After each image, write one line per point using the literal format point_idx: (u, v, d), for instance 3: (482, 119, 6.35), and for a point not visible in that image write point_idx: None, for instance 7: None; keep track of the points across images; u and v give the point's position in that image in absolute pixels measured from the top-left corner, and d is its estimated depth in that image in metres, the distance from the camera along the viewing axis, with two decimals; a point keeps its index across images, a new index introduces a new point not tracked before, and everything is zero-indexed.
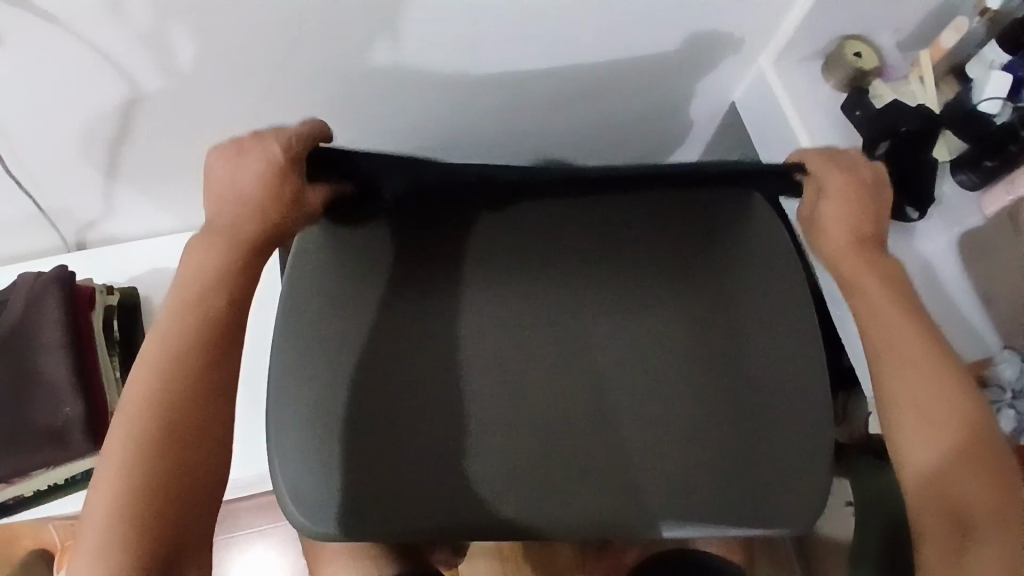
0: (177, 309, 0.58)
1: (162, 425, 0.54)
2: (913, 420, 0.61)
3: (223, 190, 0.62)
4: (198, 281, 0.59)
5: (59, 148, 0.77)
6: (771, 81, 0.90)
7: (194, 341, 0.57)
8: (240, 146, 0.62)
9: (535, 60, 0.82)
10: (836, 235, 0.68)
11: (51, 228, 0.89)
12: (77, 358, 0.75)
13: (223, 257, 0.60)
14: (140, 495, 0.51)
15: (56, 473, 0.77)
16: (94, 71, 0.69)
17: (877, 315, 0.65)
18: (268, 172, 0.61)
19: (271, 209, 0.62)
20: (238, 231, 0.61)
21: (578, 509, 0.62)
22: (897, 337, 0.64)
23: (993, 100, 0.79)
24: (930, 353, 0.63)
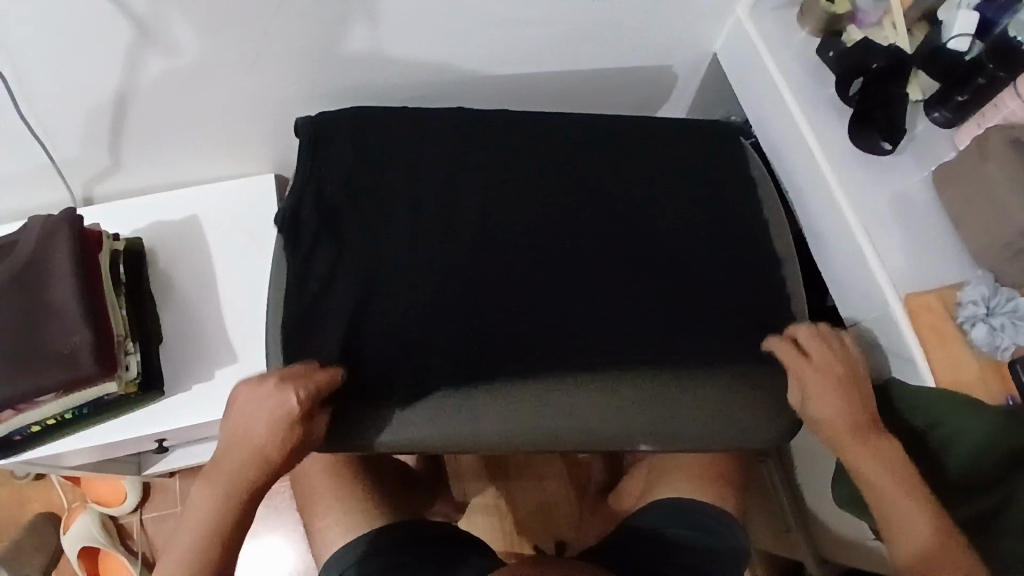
0: (199, 504, 0.72)
1: None
2: None
3: (241, 422, 0.71)
4: (202, 511, 0.72)
5: (72, 99, 0.81)
6: (747, 30, 0.93)
7: (207, 533, 0.72)
8: (267, 392, 0.71)
9: (522, 8, 0.85)
10: (835, 425, 0.75)
11: (61, 181, 0.93)
12: (86, 293, 0.78)
13: (223, 491, 0.72)
14: None
15: (62, 405, 0.79)
16: (105, 21, 0.72)
17: (890, 506, 0.72)
18: (280, 420, 0.70)
19: (277, 450, 0.71)
20: (240, 472, 0.72)
21: (576, 425, 0.77)
22: (906, 524, 0.70)
23: (962, 36, 0.81)
24: (940, 537, 0.69)
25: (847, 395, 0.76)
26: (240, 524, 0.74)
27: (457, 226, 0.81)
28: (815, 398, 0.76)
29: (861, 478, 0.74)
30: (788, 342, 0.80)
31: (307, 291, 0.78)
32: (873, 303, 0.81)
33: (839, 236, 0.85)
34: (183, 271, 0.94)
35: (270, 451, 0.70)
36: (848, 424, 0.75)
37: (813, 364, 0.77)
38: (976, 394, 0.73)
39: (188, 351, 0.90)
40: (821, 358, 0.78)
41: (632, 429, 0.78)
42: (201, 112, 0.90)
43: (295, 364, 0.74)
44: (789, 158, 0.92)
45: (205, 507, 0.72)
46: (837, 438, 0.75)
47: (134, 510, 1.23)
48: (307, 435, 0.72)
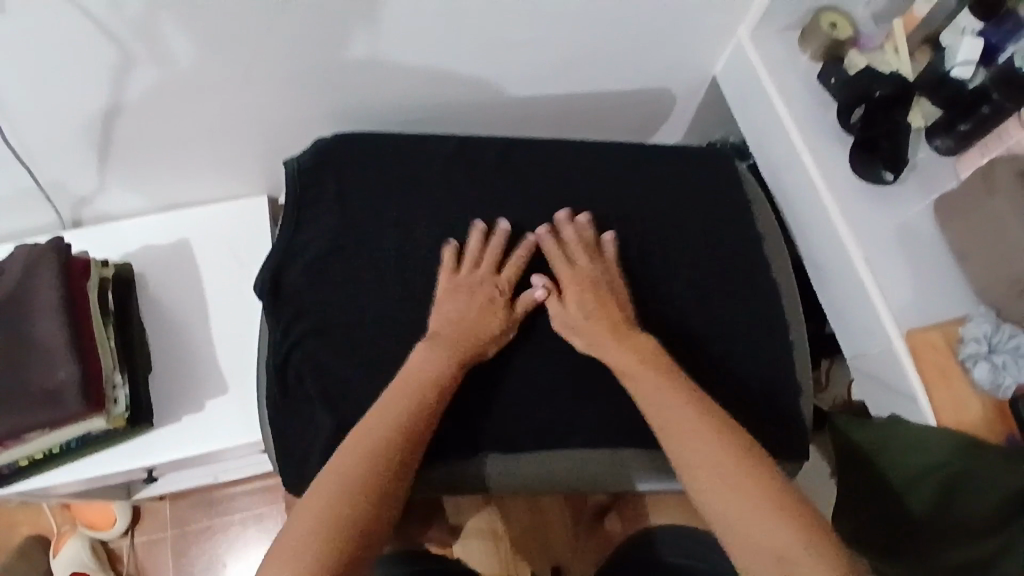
0: (413, 365, 0.71)
1: (375, 446, 0.63)
2: (722, 494, 0.61)
3: (460, 280, 0.76)
4: (415, 377, 0.69)
5: (58, 123, 0.79)
6: (748, 54, 0.92)
7: (423, 391, 0.69)
8: (473, 253, 0.78)
9: (518, 31, 0.84)
10: (601, 325, 0.74)
11: (48, 205, 0.91)
12: (71, 324, 0.76)
13: (437, 354, 0.71)
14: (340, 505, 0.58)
15: (53, 440, 0.78)
16: (93, 46, 0.71)
17: (665, 412, 0.68)
18: (477, 279, 0.77)
19: (494, 313, 0.75)
20: (445, 329, 0.73)
21: (578, 469, 0.76)
22: (659, 410, 0.68)
23: (966, 64, 0.81)
24: (713, 424, 0.66)
25: (612, 289, 0.77)
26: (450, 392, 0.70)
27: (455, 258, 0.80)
28: (620, 356, 0.73)
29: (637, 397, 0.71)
30: (566, 223, 0.81)
31: (289, 329, 0.76)
32: (874, 337, 0.80)
33: (839, 266, 0.84)
34: (173, 296, 0.93)
35: (491, 317, 0.75)
36: (609, 320, 0.75)
37: (574, 266, 0.78)
38: (977, 432, 0.73)
39: (177, 380, 0.89)
40: (584, 239, 0.80)
41: (634, 471, 0.77)
42: (193, 133, 0.88)
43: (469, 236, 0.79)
44: (790, 186, 0.91)
45: (427, 362, 0.71)
46: (651, 384, 0.70)
47: (125, 534, 1.21)
48: (520, 304, 0.77)
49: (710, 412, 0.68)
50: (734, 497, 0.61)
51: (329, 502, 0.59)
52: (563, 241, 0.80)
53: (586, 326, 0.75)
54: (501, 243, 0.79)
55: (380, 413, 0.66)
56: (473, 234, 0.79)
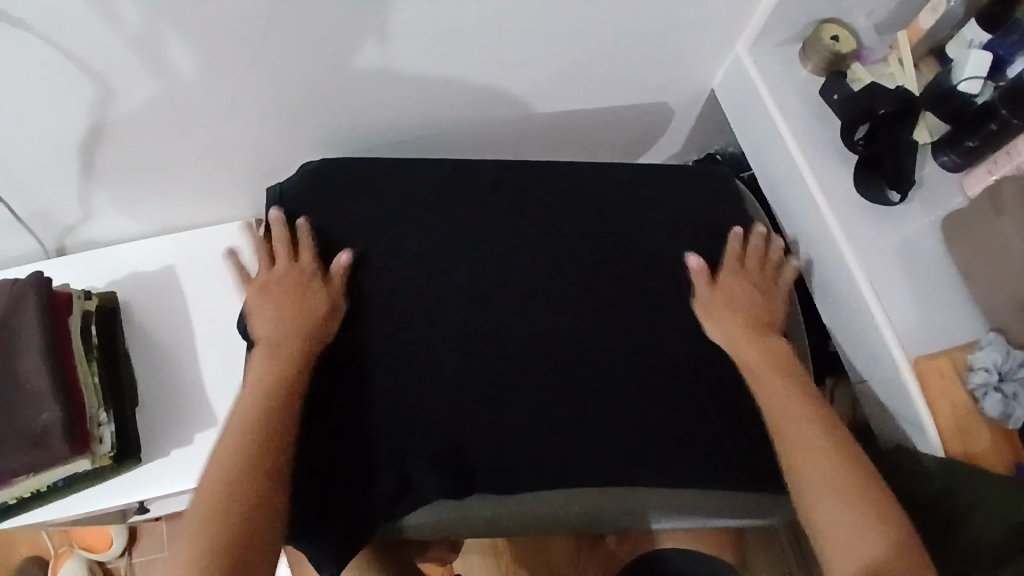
0: (265, 358, 0.70)
1: (246, 444, 0.63)
2: (827, 483, 0.65)
3: (262, 276, 0.76)
4: (262, 374, 0.69)
5: (35, 153, 0.77)
6: (747, 68, 0.89)
7: (269, 379, 0.68)
8: (266, 246, 0.77)
9: (510, 50, 0.81)
10: (755, 322, 0.77)
11: (30, 233, 0.88)
12: (54, 364, 0.74)
13: (283, 354, 0.70)
14: (213, 510, 0.59)
15: (39, 480, 0.76)
16: (67, 76, 0.68)
17: (776, 401, 0.72)
18: (293, 271, 0.75)
19: (296, 297, 0.74)
20: (267, 327, 0.73)
21: (579, 503, 0.74)
22: (780, 399, 0.72)
23: (973, 79, 0.78)
24: (811, 411, 0.71)
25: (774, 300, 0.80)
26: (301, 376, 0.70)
27: (447, 289, 0.77)
28: (753, 356, 0.76)
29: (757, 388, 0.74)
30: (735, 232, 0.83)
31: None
32: (880, 363, 0.77)
33: (843, 289, 0.82)
34: (161, 326, 0.90)
35: (311, 302, 0.73)
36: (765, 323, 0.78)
37: (743, 268, 0.81)
38: (985, 463, 0.71)
39: (166, 413, 0.87)
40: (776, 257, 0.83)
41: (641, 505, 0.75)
42: (176, 160, 0.85)
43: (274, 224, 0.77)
44: (792, 205, 0.88)
45: (275, 352, 0.70)
46: (777, 376, 0.74)
47: (122, 555, 1.19)
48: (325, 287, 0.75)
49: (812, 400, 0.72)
50: (839, 507, 0.64)
51: (203, 506, 0.59)
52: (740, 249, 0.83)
53: (730, 321, 0.77)
54: (282, 233, 0.76)
55: (248, 408, 0.66)
56: (275, 227, 0.77)
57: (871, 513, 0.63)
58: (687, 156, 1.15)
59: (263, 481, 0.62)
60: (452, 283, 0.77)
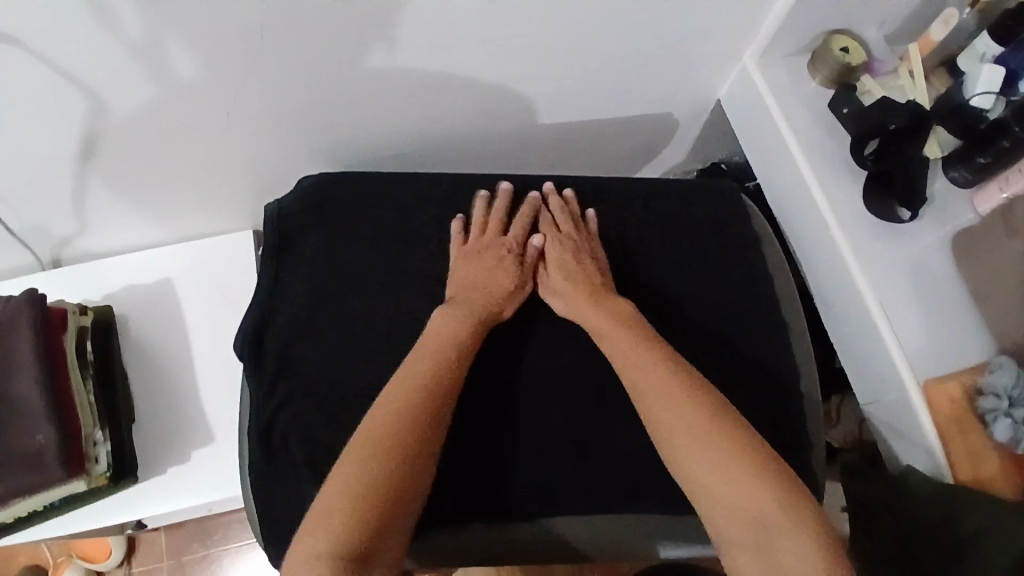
0: (432, 332, 0.70)
1: (388, 432, 0.62)
2: (710, 466, 0.61)
3: (489, 242, 0.77)
4: (435, 338, 0.70)
5: (29, 169, 0.75)
6: (754, 80, 0.87)
7: (423, 360, 0.68)
8: (496, 219, 0.79)
9: (512, 63, 0.79)
10: (461, 281, 0.75)
11: (25, 247, 0.87)
12: (49, 384, 0.73)
13: (452, 318, 0.71)
14: (348, 490, 0.58)
15: (35, 500, 0.75)
16: (61, 92, 0.67)
17: (641, 372, 0.68)
18: (516, 246, 0.78)
19: (503, 271, 0.76)
20: (471, 292, 0.74)
21: (578, 532, 0.72)
22: (650, 374, 0.67)
23: (985, 94, 0.76)
24: (692, 389, 0.66)
25: (569, 252, 0.77)
26: (463, 355, 0.70)
27: None
28: (599, 320, 0.73)
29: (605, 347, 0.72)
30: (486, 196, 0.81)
31: (270, 393, 0.72)
32: (891, 385, 0.77)
33: (851, 307, 0.80)
34: (159, 340, 0.89)
35: (509, 279, 0.76)
36: (584, 280, 0.76)
37: (473, 231, 0.78)
38: (993, 488, 0.70)
39: (165, 429, 0.86)
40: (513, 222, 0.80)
41: (643, 535, 0.72)
42: (174, 174, 0.84)
43: (473, 205, 0.80)
44: (799, 220, 0.86)
45: (454, 326, 0.71)
46: (638, 348, 0.70)
47: (121, 564, 1.19)
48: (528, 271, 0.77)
49: (689, 378, 0.67)
50: (721, 473, 0.60)
51: (344, 486, 0.58)
52: (487, 214, 0.80)
53: (573, 292, 0.75)
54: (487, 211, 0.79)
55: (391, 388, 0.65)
56: (478, 203, 0.80)
57: (779, 499, 0.58)
58: (691, 165, 1.13)
59: (403, 466, 0.60)
60: None
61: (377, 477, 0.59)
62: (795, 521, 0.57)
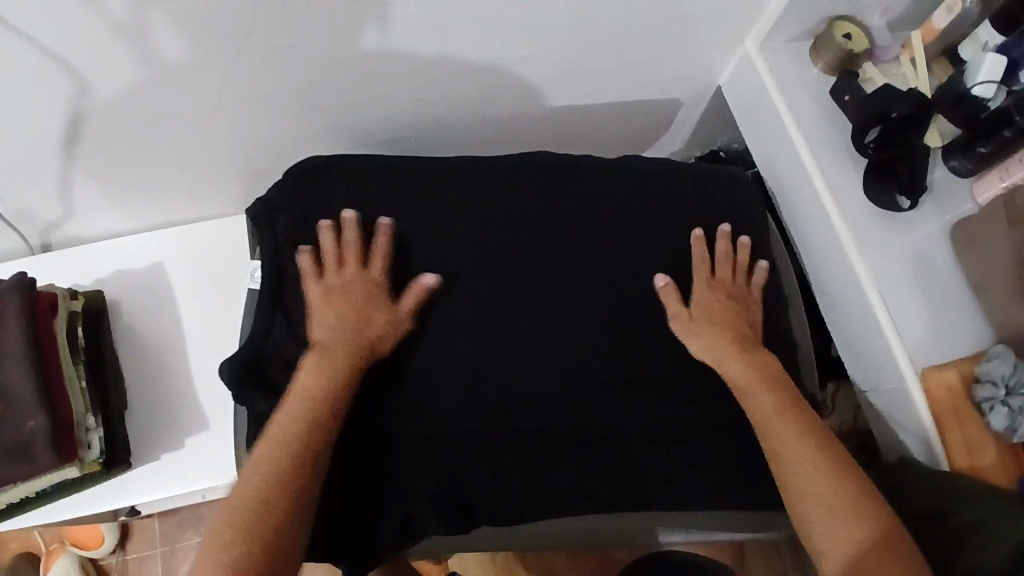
0: (309, 374, 0.69)
1: (272, 484, 0.63)
2: (817, 516, 0.65)
3: (349, 281, 0.74)
4: (312, 386, 0.68)
5: (16, 151, 0.73)
6: (757, 65, 0.86)
7: (298, 408, 0.67)
8: (355, 251, 0.75)
9: (511, 48, 0.78)
10: (326, 329, 0.71)
11: (14, 231, 0.85)
12: (39, 371, 0.72)
13: (330, 366, 0.69)
14: (230, 553, 0.60)
15: (28, 487, 0.74)
16: (49, 71, 0.65)
17: (768, 424, 0.71)
18: (372, 285, 0.74)
19: (369, 312, 0.72)
20: (337, 339, 0.71)
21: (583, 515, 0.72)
22: (778, 428, 0.70)
23: (988, 83, 0.75)
24: (818, 444, 0.69)
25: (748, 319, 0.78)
26: (340, 397, 0.68)
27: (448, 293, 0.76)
28: (745, 372, 0.74)
29: (747, 401, 0.73)
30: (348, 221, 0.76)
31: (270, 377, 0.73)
32: (887, 373, 0.77)
33: (851, 298, 0.80)
34: (151, 326, 0.88)
35: (377, 321, 0.72)
36: (735, 336, 0.76)
37: (344, 270, 0.74)
38: (989, 476, 0.71)
39: (158, 416, 0.85)
40: (382, 249, 0.75)
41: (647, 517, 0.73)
42: (165, 157, 0.82)
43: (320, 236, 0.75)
44: (798, 209, 0.86)
45: (320, 372, 0.69)
46: (764, 394, 0.72)
47: (114, 552, 1.18)
48: (393, 308, 0.73)
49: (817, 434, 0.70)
50: (833, 529, 0.64)
51: (222, 548, 0.60)
52: (344, 243, 0.75)
53: (711, 337, 0.75)
54: (333, 237, 0.75)
55: (281, 434, 0.66)
56: (324, 234, 0.75)
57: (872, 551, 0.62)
58: (689, 153, 1.13)
59: (280, 518, 0.62)
60: (452, 286, 0.76)
61: (251, 536, 0.60)
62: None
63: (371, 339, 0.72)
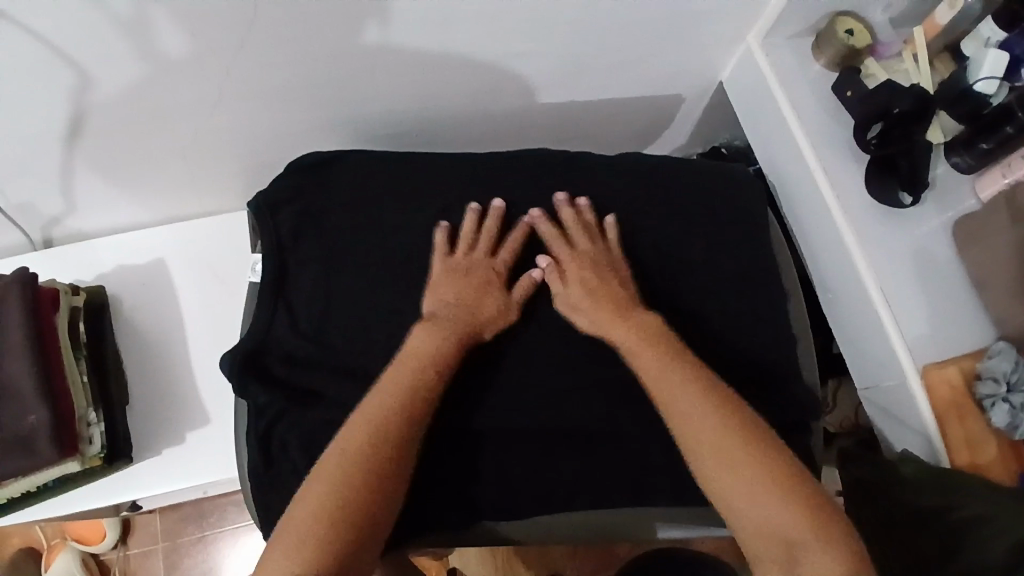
0: (416, 341, 0.69)
1: (380, 434, 0.62)
2: (725, 469, 0.60)
3: (467, 262, 0.74)
4: (422, 350, 0.68)
5: (17, 145, 0.73)
6: (759, 61, 0.86)
7: (412, 368, 0.67)
8: (491, 239, 0.76)
9: (511, 44, 0.78)
10: (450, 303, 0.72)
11: (16, 226, 0.85)
12: (41, 365, 0.72)
13: (442, 336, 0.69)
14: (335, 496, 0.57)
15: (29, 481, 0.74)
16: (49, 66, 0.65)
17: (660, 380, 0.66)
18: (496, 270, 0.75)
19: (489, 296, 0.73)
20: (444, 313, 0.71)
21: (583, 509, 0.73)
22: (675, 388, 0.65)
23: (989, 79, 0.75)
24: (720, 397, 0.64)
25: (610, 277, 0.74)
26: (448, 364, 0.68)
27: None
28: (629, 337, 0.70)
29: (635, 362, 0.69)
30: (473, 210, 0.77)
31: (268, 370, 0.73)
32: (888, 369, 0.77)
33: (852, 294, 0.80)
34: (152, 321, 0.88)
35: (494, 306, 0.73)
36: (607, 297, 0.72)
37: (491, 255, 0.75)
38: (989, 474, 0.71)
39: (159, 411, 0.85)
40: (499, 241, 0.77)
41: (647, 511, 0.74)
42: (166, 152, 0.82)
43: (462, 219, 0.77)
44: (801, 205, 0.86)
45: (431, 340, 0.69)
46: (649, 353, 0.68)
47: (116, 547, 1.18)
48: (517, 298, 0.74)
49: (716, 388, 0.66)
50: (742, 479, 0.60)
51: (325, 491, 0.57)
52: (464, 232, 0.76)
53: (591, 303, 0.72)
54: (476, 221, 0.76)
55: (389, 390, 0.65)
56: (467, 217, 0.77)
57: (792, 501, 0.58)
58: (691, 148, 1.13)
59: (385, 472, 0.60)
60: None
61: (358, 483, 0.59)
62: (815, 524, 0.56)
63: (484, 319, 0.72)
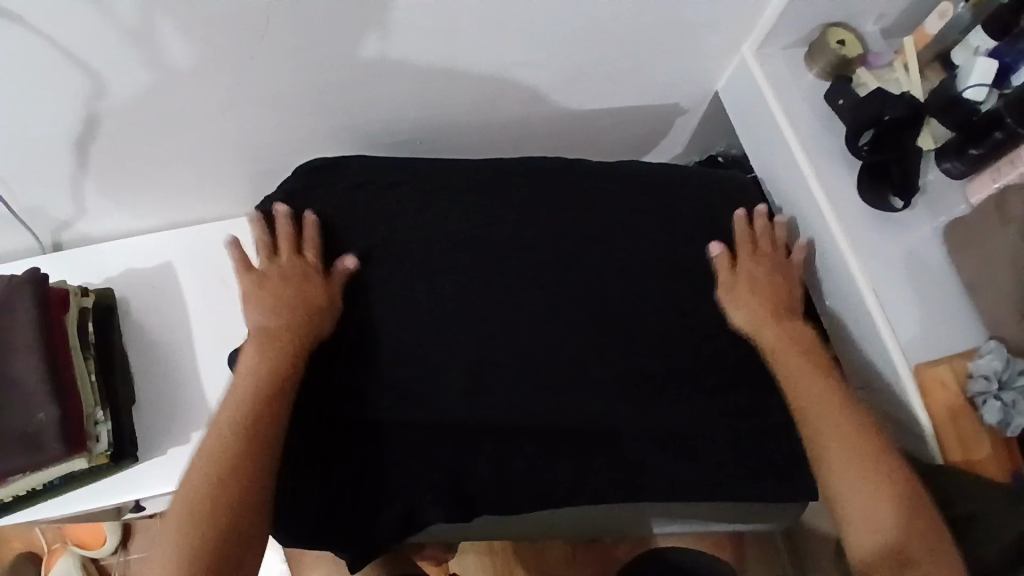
0: (255, 349, 0.70)
1: (229, 440, 0.64)
2: (841, 475, 0.66)
3: (262, 271, 0.76)
4: (260, 360, 0.69)
5: (31, 150, 0.76)
6: (753, 71, 0.88)
7: (250, 378, 0.68)
8: (287, 239, 0.77)
9: (511, 53, 0.81)
10: (256, 316, 0.73)
11: (27, 229, 0.87)
12: (50, 364, 0.74)
13: (264, 344, 0.71)
14: (196, 504, 0.61)
15: (36, 478, 0.75)
16: (65, 72, 0.67)
17: (799, 389, 0.72)
18: (285, 272, 0.75)
19: (287, 296, 0.74)
20: (273, 319, 0.72)
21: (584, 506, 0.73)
22: (809, 400, 0.71)
23: (978, 87, 0.76)
24: (845, 411, 0.69)
25: (790, 288, 0.80)
26: (282, 368, 0.69)
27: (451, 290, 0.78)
28: (780, 342, 0.75)
29: (778, 367, 0.74)
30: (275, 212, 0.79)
31: None
32: (883, 369, 0.78)
33: (846, 296, 0.82)
34: (158, 323, 0.90)
35: (293, 303, 0.73)
36: (771, 300, 0.77)
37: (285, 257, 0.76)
38: (985, 472, 0.71)
39: (165, 411, 0.86)
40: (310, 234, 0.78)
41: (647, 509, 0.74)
42: (175, 158, 0.84)
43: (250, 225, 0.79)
44: (795, 210, 0.88)
45: (252, 349, 0.70)
46: (795, 363, 0.73)
47: (116, 551, 1.18)
48: (318, 290, 0.75)
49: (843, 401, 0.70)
50: (849, 488, 0.65)
51: (184, 501, 0.62)
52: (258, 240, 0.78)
53: (754, 302, 0.77)
54: (260, 231, 0.78)
55: (240, 398, 0.67)
56: (254, 228, 0.78)
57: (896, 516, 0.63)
58: (689, 157, 1.15)
59: (238, 473, 0.63)
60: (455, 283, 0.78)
61: (216, 488, 0.62)
62: (910, 536, 0.62)
63: (293, 319, 0.72)
